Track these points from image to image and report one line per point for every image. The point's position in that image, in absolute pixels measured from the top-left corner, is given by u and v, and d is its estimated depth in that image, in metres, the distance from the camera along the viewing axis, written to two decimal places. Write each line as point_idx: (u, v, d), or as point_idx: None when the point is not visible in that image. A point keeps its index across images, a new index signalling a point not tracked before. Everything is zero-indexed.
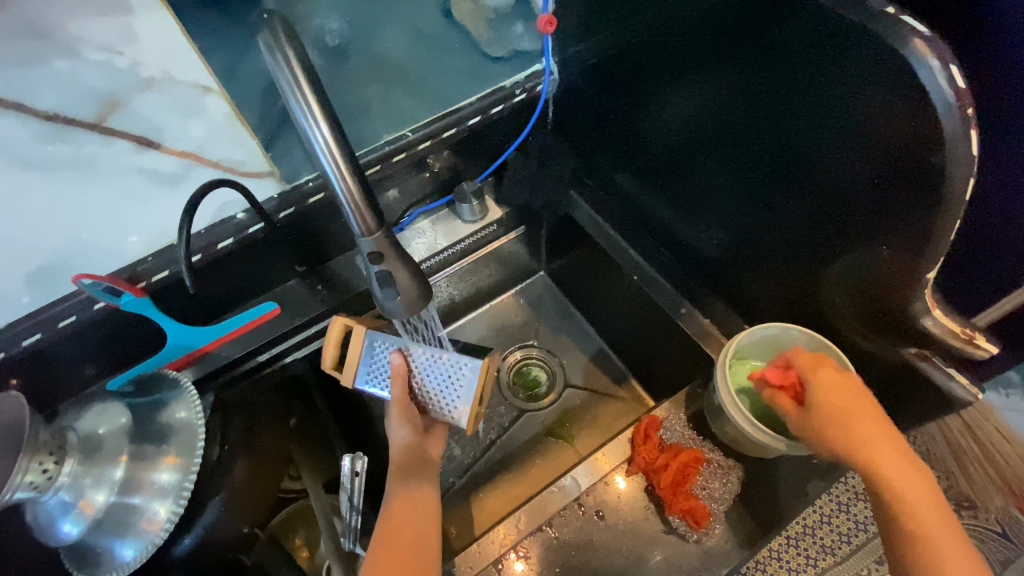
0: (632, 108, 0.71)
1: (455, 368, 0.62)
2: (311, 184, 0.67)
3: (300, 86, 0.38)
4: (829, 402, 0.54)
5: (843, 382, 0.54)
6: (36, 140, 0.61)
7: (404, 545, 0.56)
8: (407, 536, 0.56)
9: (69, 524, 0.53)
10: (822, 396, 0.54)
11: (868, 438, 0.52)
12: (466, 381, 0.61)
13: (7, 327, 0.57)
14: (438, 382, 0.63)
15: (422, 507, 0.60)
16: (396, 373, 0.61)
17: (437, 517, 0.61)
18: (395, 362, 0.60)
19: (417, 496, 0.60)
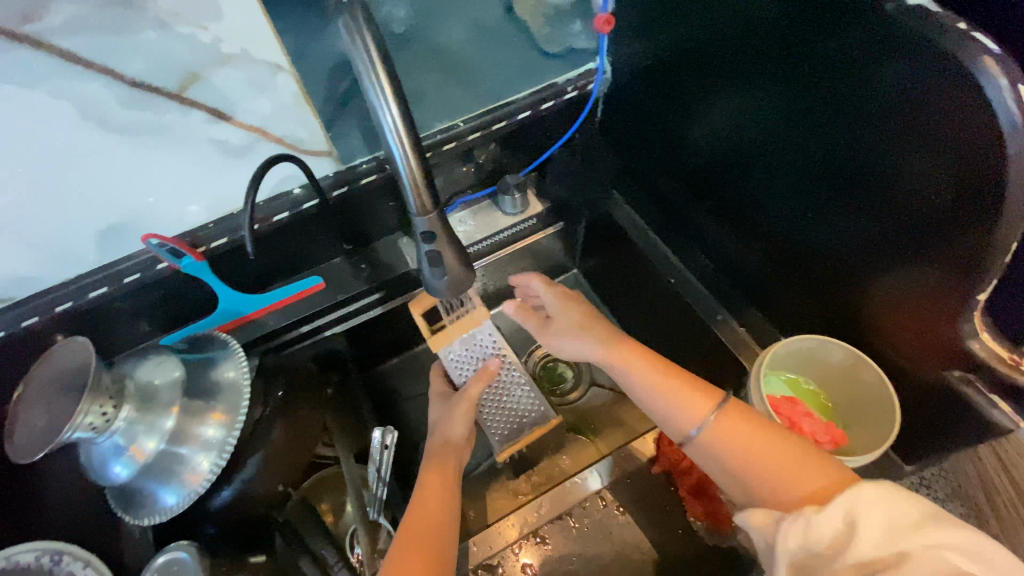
0: (683, 111, 0.71)
1: (521, 411, 0.78)
2: (365, 166, 0.72)
3: (375, 67, 0.41)
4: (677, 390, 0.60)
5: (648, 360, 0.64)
6: (120, 105, 0.55)
7: (420, 527, 0.57)
8: (424, 520, 0.58)
9: (120, 466, 0.57)
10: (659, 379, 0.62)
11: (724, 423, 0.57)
12: (519, 428, 0.78)
13: (78, 278, 0.64)
14: (501, 410, 0.77)
15: (439, 492, 0.61)
16: (483, 375, 0.70)
17: (455, 502, 0.62)
18: (491, 365, 0.70)
19: (443, 480, 0.63)
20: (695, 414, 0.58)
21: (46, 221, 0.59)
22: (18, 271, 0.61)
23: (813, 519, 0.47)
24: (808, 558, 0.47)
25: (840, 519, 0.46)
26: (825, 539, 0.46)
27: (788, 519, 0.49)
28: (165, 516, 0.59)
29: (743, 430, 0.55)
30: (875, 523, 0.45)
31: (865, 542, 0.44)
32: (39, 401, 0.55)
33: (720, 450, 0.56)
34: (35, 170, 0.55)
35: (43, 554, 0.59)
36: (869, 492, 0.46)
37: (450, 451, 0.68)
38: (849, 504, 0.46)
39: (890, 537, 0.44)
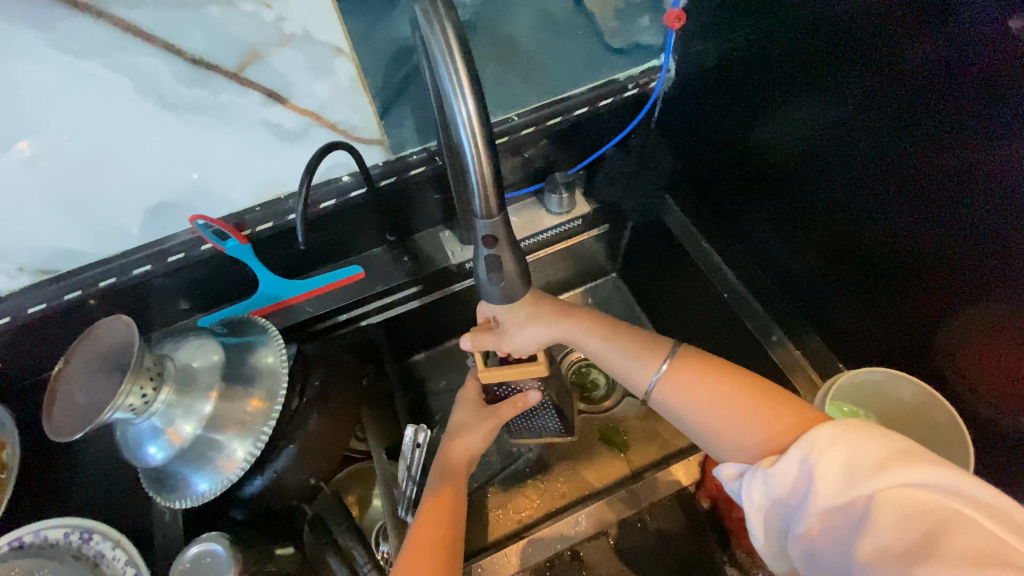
0: (750, 116, 0.67)
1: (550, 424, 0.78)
2: (415, 157, 0.71)
3: (452, 58, 0.38)
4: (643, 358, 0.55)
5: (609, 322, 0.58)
6: (177, 82, 0.53)
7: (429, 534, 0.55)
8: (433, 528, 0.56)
9: (156, 448, 0.56)
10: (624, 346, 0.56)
11: (703, 393, 0.51)
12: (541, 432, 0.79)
13: (124, 255, 0.64)
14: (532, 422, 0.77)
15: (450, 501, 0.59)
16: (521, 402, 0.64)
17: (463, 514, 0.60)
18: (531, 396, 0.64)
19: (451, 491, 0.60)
20: (651, 363, 0.55)
21: (97, 196, 0.58)
22: (66, 245, 0.60)
23: (768, 471, 0.44)
24: (775, 511, 0.43)
25: (797, 468, 0.42)
26: (787, 490, 0.43)
27: (749, 472, 0.45)
28: (196, 502, 0.58)
29: (703, 379, 0.52)
30: (833, 467, 0.41)
31: (826, 491, 0.40)
32: (82, 377, 0.54)
33: (679, 402, 0.53)
34: (89, 144, 0.54)
35: (74, 531, 0.59)
36: (825, 436, 0.42)
37: (467, 460, 0.64)
38: (805, 453, 0.42)
39: (850, 481, 0.40)
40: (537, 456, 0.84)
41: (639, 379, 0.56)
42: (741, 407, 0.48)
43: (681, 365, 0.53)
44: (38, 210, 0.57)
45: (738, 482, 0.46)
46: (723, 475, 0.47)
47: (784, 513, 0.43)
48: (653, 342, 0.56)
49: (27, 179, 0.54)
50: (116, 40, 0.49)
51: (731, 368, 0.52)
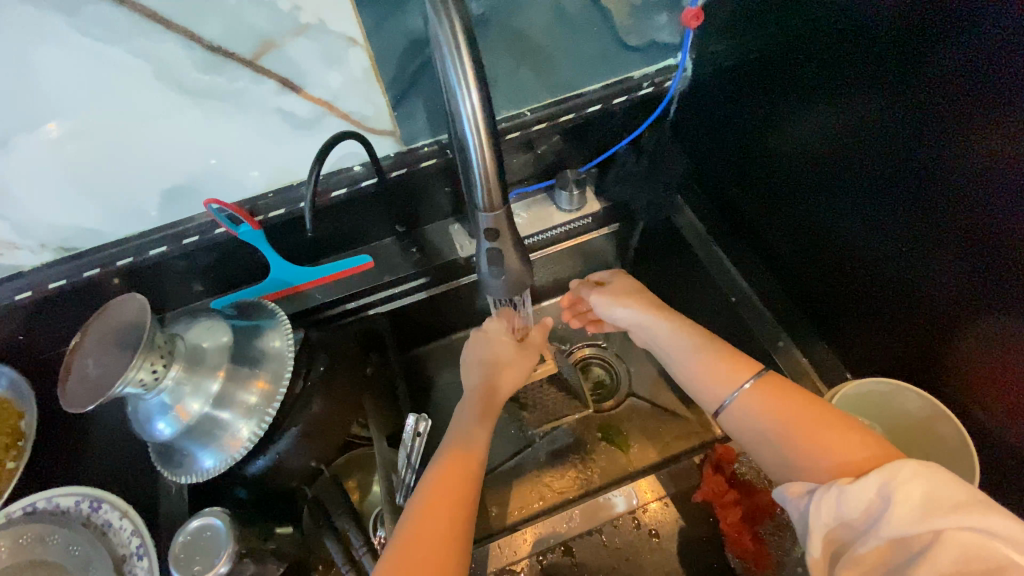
0: (766, 119, 0.66)
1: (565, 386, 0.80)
2: (427, 149, 0.71)
3: (460, 51, 0.38)
4: (716, 362, 0.56)
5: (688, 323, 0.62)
6: (196, 69, 0.54)
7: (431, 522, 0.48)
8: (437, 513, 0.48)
9: (164, 423, 0.58)
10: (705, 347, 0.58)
11: (783, 404, 0.51)
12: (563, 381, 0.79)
13: (138, 235, 0.66)
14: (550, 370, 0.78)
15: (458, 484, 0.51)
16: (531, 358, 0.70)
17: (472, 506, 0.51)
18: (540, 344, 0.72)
19: (466, 455, 0.55)
20: (730, 380, 0.54)
21: (118, 176, 0.60)
22: (85, 223, 0.62)
23: (843, 490, 0.43)
24: (839, 531, 0.43)
25: (875, 492, 0.41)
26: (858, 512, 0.42)
27: (819, 489, 0.44)
28: (202, 477, 0.60)
29: (783, 400, 0.51)
30: (911, 499, 0.40)
31: (899, 520, 0.40)
32: (96, 350, 0.56)
33: (751, 421, 0.52)
34: (112, 127, 0.56)
35: (83, 499, 0.62)
36: (908, 468, 0.41)
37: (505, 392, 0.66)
38: (883, 481, 0.41)
39: (924, 515, 0.39)
40: (535, 452, 0.84)
41: (713, 392, 0.55)
42: (815, 429, 0.48)
43: (768, 376, 0.53)
44: (62, 190, 0.59)
45: (806, 499, 0.45)
46: (789, 491, 0.46)
47: (847, 534, 0.43)
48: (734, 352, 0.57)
49: (52, 158, 0.56)
50: (138, 25, 0.50)
51: (816, 399, 0.50)
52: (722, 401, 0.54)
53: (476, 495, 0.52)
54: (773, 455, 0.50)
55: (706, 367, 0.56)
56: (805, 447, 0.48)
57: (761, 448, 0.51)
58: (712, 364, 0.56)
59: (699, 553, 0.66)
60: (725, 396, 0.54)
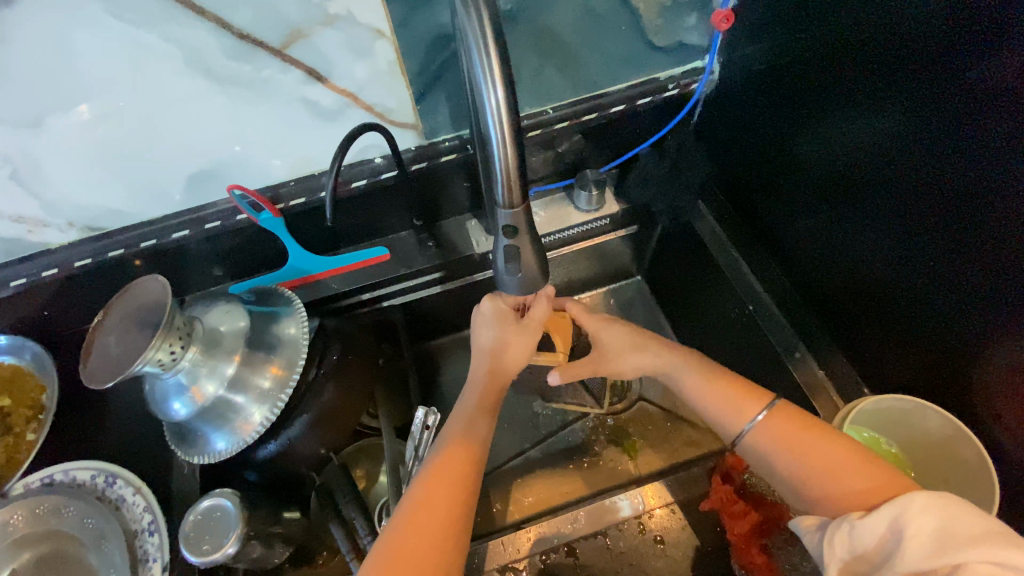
0: (795, 128, 0.64)
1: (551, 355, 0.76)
2: (446, 144, 0.71)
3: (487, 48, 0.38)
4: (725, 398, 0.54)
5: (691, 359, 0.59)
6: (227, 56, 0.55)
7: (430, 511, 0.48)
8: (435, 501, 0.49)
9: (179, 403, 0.59)
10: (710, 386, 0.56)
11: (804, 446, 0.49)
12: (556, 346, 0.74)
13: (163, 219, 0.67)
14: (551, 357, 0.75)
15: (457, 473, 0.51)
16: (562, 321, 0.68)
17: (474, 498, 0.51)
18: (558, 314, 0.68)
19: (463, 447, 0.54)
20: (742, 412, 0.53)
21: (146, 160, 0.61)
22: (111, 203, 0.64)
23: (855, 524, 0.42)
24: (855, 565, 0.42)
25: (886, 526, 0.41)
26: (871, 546, 0.41)
27: (834, 524, 0.44)
28: (214, 458, 0.61)
29: (799, 435, 0.50)
30: (924, 532, 0.39)
31: (911, 553, 0.39)
32: (116, 329, 0.57)
33: (768, 456, 0.51)
34: (142, 112, 0.57)
35: (99, 474, 0.63)
36: (920, 501, 0.40)
37: (504, 380, 0.61)
38: (893, 515, 0.40)
39: (938, 549, 0.38)
40: (543, 451, 0.84)
41: (728, 422, 0.54)
42: (831, 465, 0.47)
43: (785, 411, 0.52)
44: (92, 171, 0.60)
45: (820, 534, 0.45)
46: (805, 526, 0.46)
47: (865, 569, 0.42)
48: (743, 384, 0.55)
49: (83, 141, 0.57)
50: (167, 12, 0.50)
51: (826, 431, 0.49)
52: (736, 434, 0.53)
53: (476, 484, 0.52)
54: (793, 492, 0.49)
55: (720, 403, 0.55)
56: (823, 481, 0.47)
57: (775, 478, 0.51)
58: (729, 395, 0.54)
59: (706, 562, 0.65)
60: (740, 428, 0.53)
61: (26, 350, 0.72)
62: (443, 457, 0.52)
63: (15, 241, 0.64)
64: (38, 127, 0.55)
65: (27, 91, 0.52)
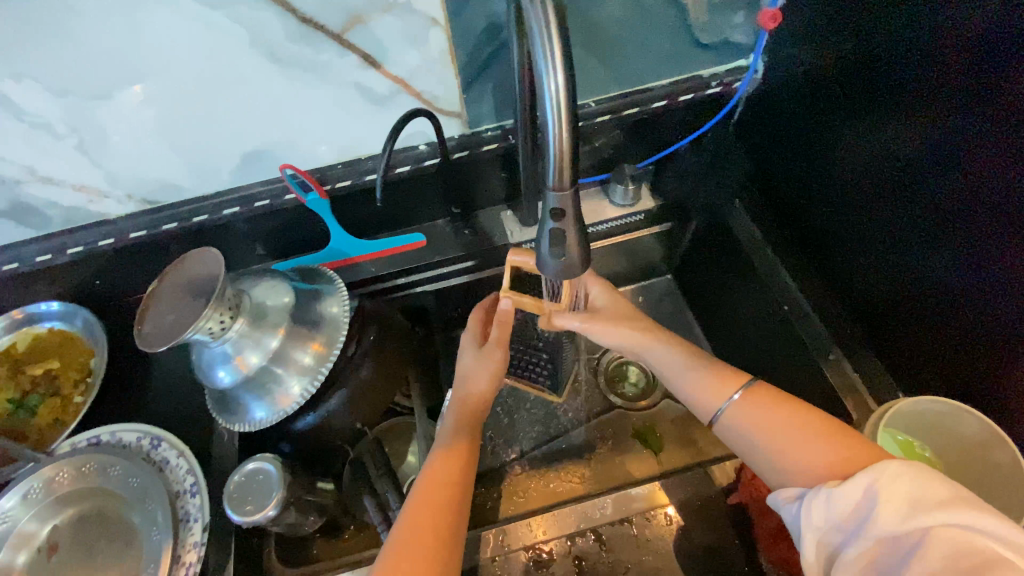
0: (838, 131, 0.64)
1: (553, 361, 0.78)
2: (489, 134, 0.73)
3: (549, 32, 0.39)
4: (702, 378, 0.55)
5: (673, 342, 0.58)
6: (289, 39, 0.57)
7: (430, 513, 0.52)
8: (434, 503, 0.53)
9: (224, 371, 0.62)
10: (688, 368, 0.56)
11: (777, 423, 0.49)
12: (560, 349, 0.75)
13: (215, 196, 0.70)
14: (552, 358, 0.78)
15: (451, 479, 0.56)
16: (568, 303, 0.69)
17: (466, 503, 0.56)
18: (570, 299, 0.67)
19: (455, 457, 0.58)
20: (719, 391, 0.53)
21: (204, 137, 0.64)
22: (168, 177, 0.67)
23: (830, 492, 0.42)
24: (828, 534, 0.42)
25: (861, 493, 0.41)
26: (845, 514, 0.41)
27: (809, 493, 0.44)
28: (253, 427, 0.63)
29: (775, 410, 0.50)
30: (899, 497, 0.39)
31: (887, 517, 0.39)
32: (168, 297, 0.59)
33: (744, 433, 0.51)
34: (203, 91, 0.59)
35: (144, 436, 0.66)
36: (893, 468, 0.41)
37: (482, 404, 0.65)
38: (868, 480, 0.41)
39: (912, 512, 0.38)
40: (567, 442, 0.85)
41: (705, 403, 0.54)
42: (806, 438, 0.47)
43: (762, 390, 0.52)
44: (152, 145, 0.63)
45: (797, 504, 0.44)
46: (781, 497, 0.46)
47: (838, 539, 0.42)
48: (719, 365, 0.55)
49: (147, 117, 0.60)
50: None
51: (797, 406, 0.50)
52: (713, 414, 0.53)
53: (468, 490, 0.56)
54: (769, 469, 0.49)
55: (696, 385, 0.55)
56: (798, 455, 0.47)
57: (751, 454, 0.50)
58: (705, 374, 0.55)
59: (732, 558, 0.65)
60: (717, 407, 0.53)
61: (77, 317, 0.75)
62: (439, 465, 0.57)
63: (77, 209, 0.67)
64: (107, 100, 0.57)
65: (99, 65, 0.55)
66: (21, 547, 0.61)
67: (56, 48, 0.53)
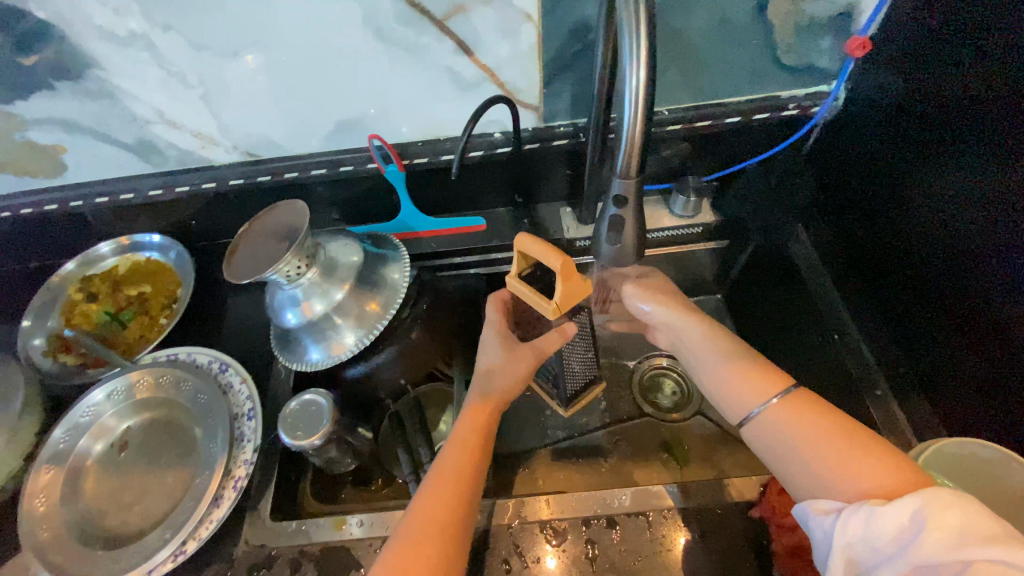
0: (918, 170, 0.63)
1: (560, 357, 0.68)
2: (562, 129, 0.76)
3: (637, 28, 0.43)
4: (738, 373, 0.55)
5: (711, 327, 0.61)
6: (397, 20, 0.63)
7: (440, 509, 0.51)
8: (444, 500, 0.52)
9: (291, 314, 0.68)
10: (723, 360, 0.57)
11: (808, 430, 0.48)
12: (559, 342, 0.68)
13: (306, 157, 0.78)
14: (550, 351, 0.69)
15: (463, 477, 0.54)
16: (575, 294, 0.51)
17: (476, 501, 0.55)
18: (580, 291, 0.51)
19: (469, 452, 0.57)
20: (759, 393, 0.52)
21: (307, 102, 0.71)
22: (270, 135, 0.74)
23: (873, 511, 0.40)
24: (861, 553, 0.40)
25: (907, 517, 0.38)
26: (885, 538, 0.39)
27: (848, 508, 0.41)
28: (307, 368, 0.69)
29: (812, 419, 0.48)
30: (947, 525, 0.37)
31: (930, 545, 0.36)
32: (254, 239, 0.66)
33: (777, 438, 0.49)
34: (314, 60, 0.66)
35: (214, 360, 0.73)
36: (945, 496, 0.38)
37: (501, 406, 0.62)
38: (918, 506, 0.38)
39: (958, 543, 0.36)
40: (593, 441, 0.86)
41: (739, 401, 0.54)
42: (844, 452, 0.45)
43: (804, 397, 0.50)
44: (263, 104, 0.70)
45: (830, 517, 0.42)
46: (813, 508, 0.44)
47: (872, 561, 0.39)
48: (758, 362, 0.55)
49: (263, 77, 0.67)
50: None
51: (837, 418, 0.47)
52: (748, 413, 0.52)
53: (479, 487, 0.55)
54: (797, 481, 0.47)
55: (730, 379, 0.55)
56: (831, 467, 0.45)
57: (779, 460, 0.49)
58: (741, 368, 0.55)
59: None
60: (751, 408, 0.52)
61: (172, 249, 0.84)
62: (455, 459, 0.56)
63: (190, 153, 0.76)
64: (233, 59, 0.65)
65: (233, 28, 0.62)
66: (100, 437, 0.70)
67: (202, 8, 0.60)
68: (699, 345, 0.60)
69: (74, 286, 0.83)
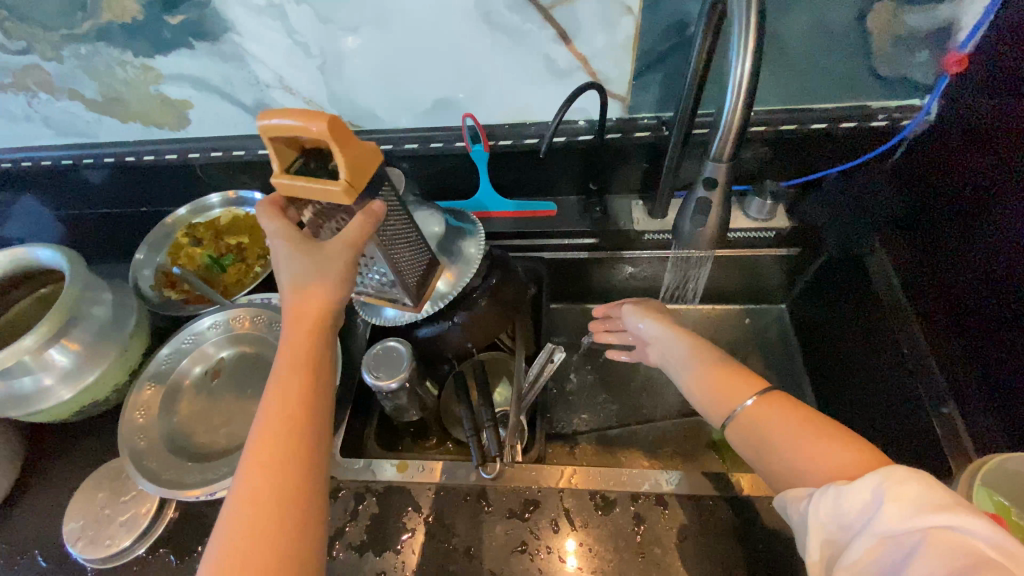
0: (1012, 186, 0.61)
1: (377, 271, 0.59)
2: (645, 122, 0.79)
3: (748, 16, 0.45)
4: (718, 381, 0.58)
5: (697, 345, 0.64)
6: (506, 6, 0.67)
7: (277, 445, 0.45)
8: (280, 433, 0.45)
9: None
10: (707, 372, 0.60)
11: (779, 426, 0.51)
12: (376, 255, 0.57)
13: (400, 131, 0.84)
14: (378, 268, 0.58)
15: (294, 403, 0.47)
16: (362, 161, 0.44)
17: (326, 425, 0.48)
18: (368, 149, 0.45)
19: (303, 375, 0.49)
20: (737, 396, 0.56)
21: (411, 78, 0.76)
22: (372, 107, 0.81)
23: (839, 490, 0.42)
24: (834, 532, 0.42)
25: (868, 493, 0.40)
26: (852, 513, 0.41)
27: (818, 491, 0.44)
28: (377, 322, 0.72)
29: (783, 415, 0.51)
30: (904, 497, 0.39)
31: (890, 515, 0.38)
32: None
33: (757, 433, 0.52)
34: (423, 39, 0.72)
35: None
36: (900, 471, 0.40)
37: (323, 324, 0.51)
38: (876, 482, 0.40)
39: (914, 510, 0.38)
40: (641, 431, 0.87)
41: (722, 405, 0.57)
42: (810, 442, 0.48)
43: (776, 400, 0.53)
44: (371, 77, 0.76)
45: (806, 501, 0.45)
46: (790, 496, 0.46)
47: (844, 538, 0.41)
48: (736, 371, 0.59)
49: (374, 52, 0.73)
50: None
51: (803, 413, 0.51)
52: (730, 412, 0.55)
53: (326, 411, 0.49)
54: (773, 472, 0.50)
55: (710, 387, 0.59)
56: (800, 455, 0.48)
57: (759, 454, 0.52)
58: (724, 377, 0.58)
59: None
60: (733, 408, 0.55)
61: None
62: (287, 384, 0.48)
63: None
64: (353, 32, 0.71)
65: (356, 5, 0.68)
66: (199, 362, 0.78)
67: None
68: (688, 356, 0.64)
69: (183, 230, 0.92)
